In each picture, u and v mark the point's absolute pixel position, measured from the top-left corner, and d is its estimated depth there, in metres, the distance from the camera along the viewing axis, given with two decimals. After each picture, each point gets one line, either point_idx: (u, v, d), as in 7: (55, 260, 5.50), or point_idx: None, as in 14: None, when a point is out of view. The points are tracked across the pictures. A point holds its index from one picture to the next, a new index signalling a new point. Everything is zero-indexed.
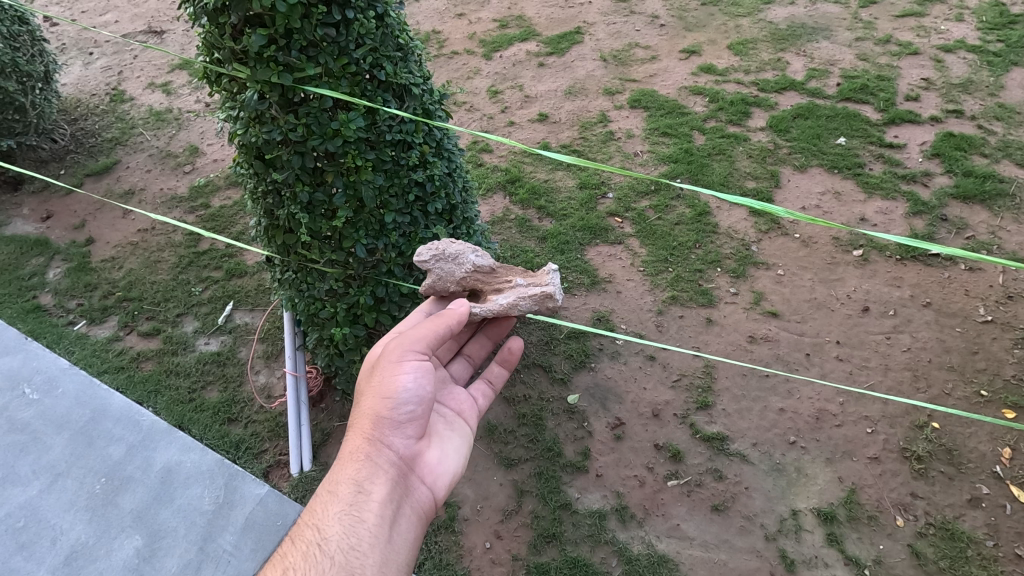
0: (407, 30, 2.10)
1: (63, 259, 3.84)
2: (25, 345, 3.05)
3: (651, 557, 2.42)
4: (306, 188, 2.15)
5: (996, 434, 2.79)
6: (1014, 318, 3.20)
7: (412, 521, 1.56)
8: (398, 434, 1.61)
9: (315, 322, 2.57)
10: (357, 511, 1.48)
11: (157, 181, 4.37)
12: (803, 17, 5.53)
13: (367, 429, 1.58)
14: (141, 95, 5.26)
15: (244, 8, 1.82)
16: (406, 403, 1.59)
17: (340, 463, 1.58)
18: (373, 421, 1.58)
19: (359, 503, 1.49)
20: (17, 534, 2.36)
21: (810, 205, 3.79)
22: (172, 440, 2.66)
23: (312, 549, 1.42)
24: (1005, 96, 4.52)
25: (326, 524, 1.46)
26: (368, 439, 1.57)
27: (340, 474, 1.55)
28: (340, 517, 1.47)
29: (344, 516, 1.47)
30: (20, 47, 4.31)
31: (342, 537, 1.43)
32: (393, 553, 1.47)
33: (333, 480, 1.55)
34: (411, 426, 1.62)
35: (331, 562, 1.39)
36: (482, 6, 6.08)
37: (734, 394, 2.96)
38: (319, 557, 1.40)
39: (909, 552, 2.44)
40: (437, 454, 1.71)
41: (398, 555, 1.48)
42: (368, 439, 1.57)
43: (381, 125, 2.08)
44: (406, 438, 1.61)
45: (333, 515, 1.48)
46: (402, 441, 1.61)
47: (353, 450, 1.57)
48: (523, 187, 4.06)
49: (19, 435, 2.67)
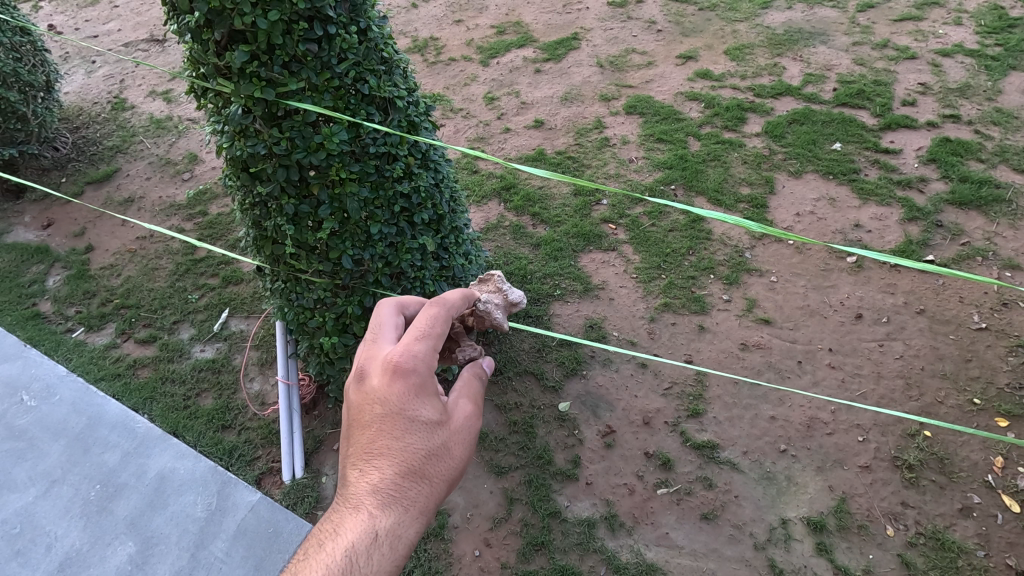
0: (392, 43, 2.14)
1: (62, 267, 3.89)
2: (24, 352, 3.09)
3: (639, 566, 2.42)
4: (291, 201, 2.18)
5: (988, 442, 2.78)
6: (1009, 326, 3.18)
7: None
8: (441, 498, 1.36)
9: (306, 331, 2.60)
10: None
11: (157, 189, 4.42)
12: (801, 22, 5.52)
13: (441, 490, 1.28)
14: (142, 103, 5.32)
15: (227, 25, 1.85)
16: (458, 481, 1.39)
17: (398, 505, 1.21)
18: (450, 485, 1.30)
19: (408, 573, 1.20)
20: (12, 540, 2.39)
21: (805, 211, 3.79)
22: (167, 447, 2.68)
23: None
24: (1003, 101, 4.50)
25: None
26: (436, 502, 1.27)
27: (400, 523, 1.20)
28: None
29: None
30: (22, 57, 4.37)
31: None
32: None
33: (391, 527, 1.18)
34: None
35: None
36: (480, 12, 6.10)
37: (725, 401, 2.96)
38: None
39: (899, 561, 2.42)
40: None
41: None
42: (439, 502, 1.28)
43: (365, 138, 2.12)
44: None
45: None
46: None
47: (423, 505, 1.24)
48: (518, 194, 4.08)
49: (17, 441, 2.70)
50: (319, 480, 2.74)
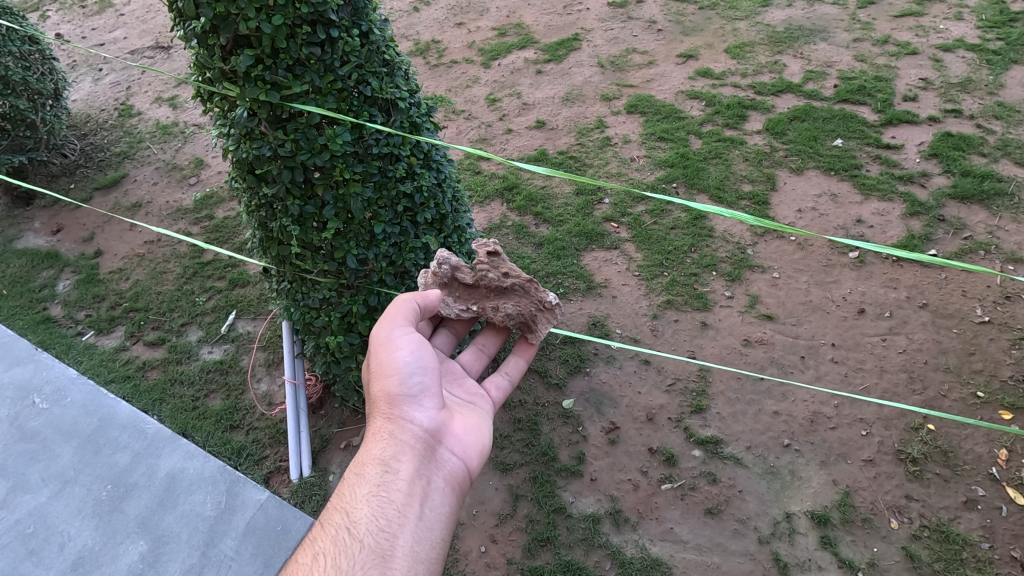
0: (394, 46, 2.18)
1: (72, 271, 3.95)
2: (35, 355, 3.14)
3: (644, 560, 2.44)
4: (296, 202, 2.22)
5: (992, 436, 2.79)
6: (1012, 319, 3.19)
7: (445, 499, 1.55)
8: (415, 406, 1.64)
9: (312, 331, 2.64)
10: (387, 492, 1.48)
11: (164, 194, 4.47)
12: (801, 19, 5.54)
13: (388, 405, 1.62)
14: (149, 109, 5.38)
15: (232, 30, 1.90)
16: (413, 375, 1.65)
17: (364, 445, 1.59)
18: (389, 398, 1.63)
19: (385, 484, 1.49)
20: (26, 540, 2.42)
21: (806, 208, 3.80)
22: (177, 447, 2.72)
23: (341, 533, 1.40)
24: (1005, 95, 4.50)
25: (353, 508, 1.45)
26: (390, 415, 1.60)
27: (364, 458, 1.55)
28: (369, 499, 1.46)
29: (372, 498, 1.46)
30: (31, 66, 4.44)
31: (371, 521, 1.42)
32: (425, 532, 1.45)
33: (360, 461, 1.55)
34: (427, 399, 1.66)
35: (361, 547, 1.37)
36: (481, 14, 6.15)
37: (728, 397, 2.97)
38: (349, 542, 1.38)
39: (902, 554, 2.43)
40: (462, 427, 1.72)
41: (433, 535, 1.46)
42: (388, 417, 1.60)
43: (367, 139, 2.15)
44: (430, 414, 1.65)
45: (360, 500, 1.47)
46: (421, 414, 1.64)
47: (377, 428, 1.59)
48: (521, 194, 4.11)
49: (29, 443, 2.74)
50: (327, 479, 2.77)
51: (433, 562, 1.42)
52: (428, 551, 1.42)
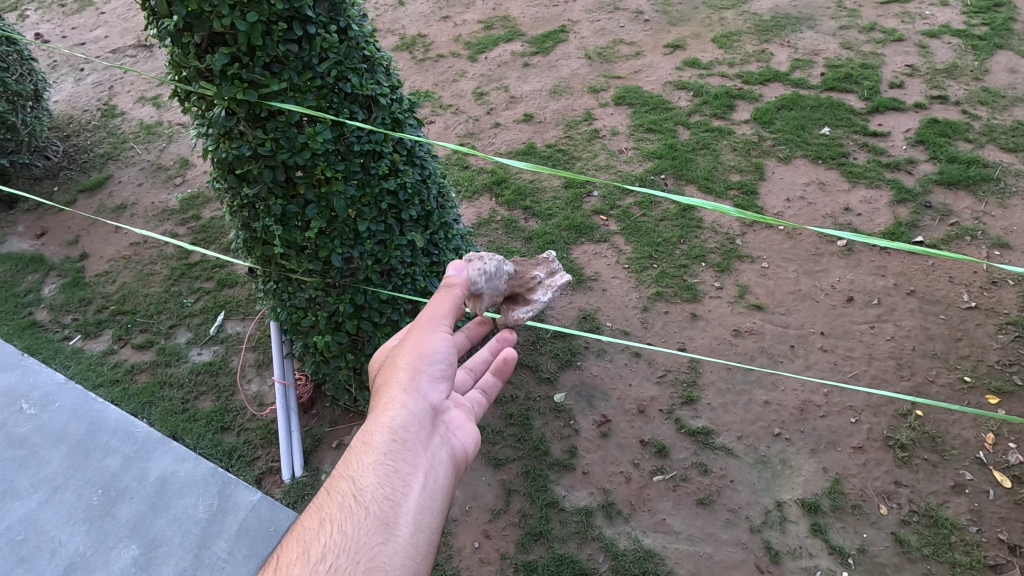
0: (373, 41, 2.15)
1: (57, 275, 3.91)
2: (22, 360, 3.08)
3: (637, 552, 2.45)
4: (279, 202, 2.20)
5: (979, 420, 2.81)
6: (998, 303, 3.21)
7: (447, 474, 1.50)
8: (430, 387, 1.61)
9: (299, 330, 2.64)
10: (394, 460, 1.42)
11: (149, 195, 4.43)
12: (787, 8, 5.52)
13: (401, 379, 1.57)
14: (132, 109, 5.32)
15: (206, 28, 1.88)
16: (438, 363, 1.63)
17: (372, 414, 1.51)
18: (409, 372, 1.58)
19: (394, 453, 1.43)
20: (17, 546, 2.39)
21: (794, 197, 3.80)
22: (167, 450, 2.71)
23: (346, 500, 1.34)
24: (990, 80, 4.51)
25: (360, 474, 1.38)
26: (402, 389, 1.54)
27: (373, 422, 1.48)
28: (375, 468, 1.39)
29: (379, 465, 1.40)
30: (10, 67, 4.36)
31: (377, 487, 1.36)
32: (429, 501, 1.40)
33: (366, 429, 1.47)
34: (442, 385, 1.64)
35: (367, 513, 1.32)
36: (467, 7, 6.11)
37: (718, 387, 2.98)
38: (355, 508, 1.32)
39: (892, 540, 2.45)
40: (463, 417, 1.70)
41: (437, 503, 1.42)
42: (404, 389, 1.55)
43: (348, 136, 2.13)
44: (438, 395, 1.62)
45: (366, 466, 1.40)
46: (433, 395, 1.61)
47: (387, 399, 1.53)
48: (509, 188, 4.10)
49: (18, 450, 2.71)
50: (319, 478, 2.78)
51: (435, 531, 1.38)
52: (431, 521, 1.38)
